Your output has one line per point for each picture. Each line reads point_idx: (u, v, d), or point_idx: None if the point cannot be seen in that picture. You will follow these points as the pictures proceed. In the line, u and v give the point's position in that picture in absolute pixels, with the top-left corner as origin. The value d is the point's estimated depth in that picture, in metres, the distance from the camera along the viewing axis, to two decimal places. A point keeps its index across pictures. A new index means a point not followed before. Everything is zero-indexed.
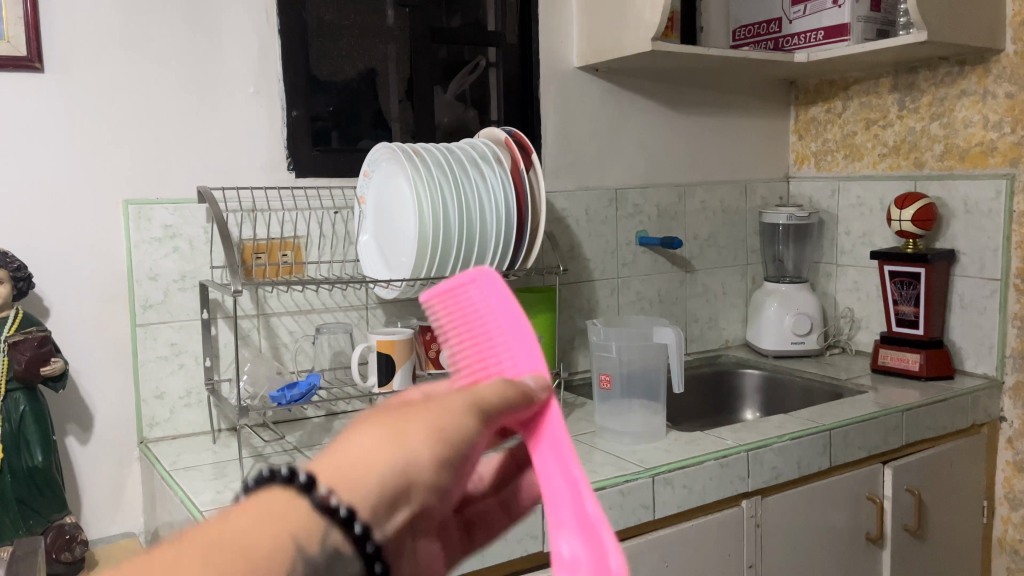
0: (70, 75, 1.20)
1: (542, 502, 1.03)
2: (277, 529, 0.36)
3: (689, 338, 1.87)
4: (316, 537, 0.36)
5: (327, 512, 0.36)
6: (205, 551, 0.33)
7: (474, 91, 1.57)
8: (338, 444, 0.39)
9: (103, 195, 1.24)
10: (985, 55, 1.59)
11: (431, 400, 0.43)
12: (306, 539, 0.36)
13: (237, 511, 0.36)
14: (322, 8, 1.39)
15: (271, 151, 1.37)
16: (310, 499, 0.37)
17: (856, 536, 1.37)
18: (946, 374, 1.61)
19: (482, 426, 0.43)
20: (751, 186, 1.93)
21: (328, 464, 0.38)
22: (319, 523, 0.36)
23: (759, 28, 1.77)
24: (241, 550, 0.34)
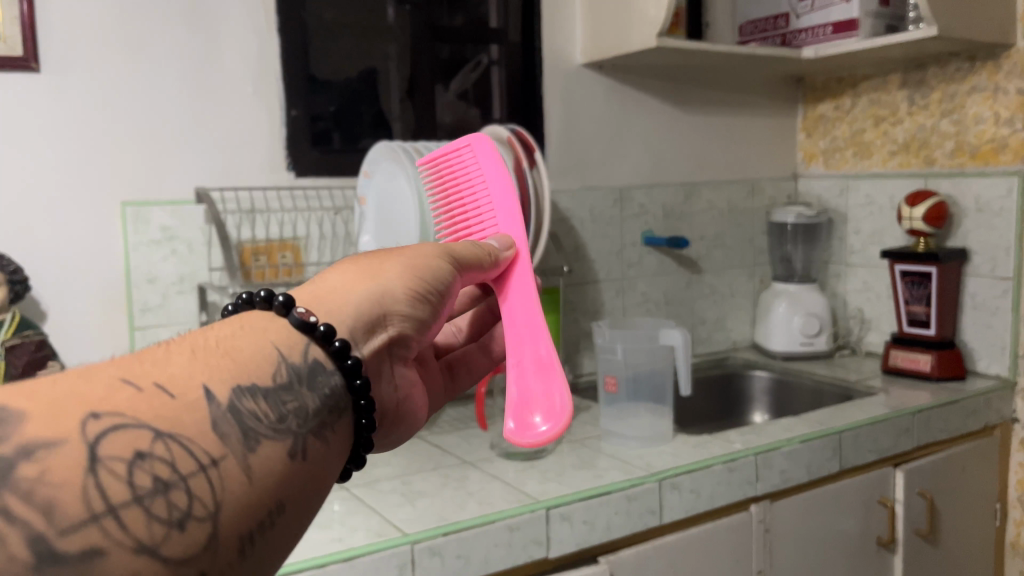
0: (66, 75, 1.18)
1: (547, 508, 1.01)
2: (262, 338, 0.51)
3: (696, 340, 1.84)
4: (299, 347, 0.51)
5: (308, 324, 0.52)
6: (198, 349, 0.47)
7: (477, 89, 1.53)
8: (325, 280, 0.58)
9: (99, 197, 1.22)
10: (996, 50, 1.56)
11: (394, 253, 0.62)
12: (289, 344, 0.51)
13: (240, 322, 0.52)
14: (322, 6, 1.36)
15: (270, 152, 1.35)
16: (291, 312, 0.52)
17: (868, 541, 1.35)
18: (958, 374, 1.58)
19: (433, 274, 0.62)
20: (758, 185, 1.91)
21: (317, 287, 0.57)
22: (298, 335, 0.52)
23: (765, 25, 1.75)
24: (231, 354, 0.48)
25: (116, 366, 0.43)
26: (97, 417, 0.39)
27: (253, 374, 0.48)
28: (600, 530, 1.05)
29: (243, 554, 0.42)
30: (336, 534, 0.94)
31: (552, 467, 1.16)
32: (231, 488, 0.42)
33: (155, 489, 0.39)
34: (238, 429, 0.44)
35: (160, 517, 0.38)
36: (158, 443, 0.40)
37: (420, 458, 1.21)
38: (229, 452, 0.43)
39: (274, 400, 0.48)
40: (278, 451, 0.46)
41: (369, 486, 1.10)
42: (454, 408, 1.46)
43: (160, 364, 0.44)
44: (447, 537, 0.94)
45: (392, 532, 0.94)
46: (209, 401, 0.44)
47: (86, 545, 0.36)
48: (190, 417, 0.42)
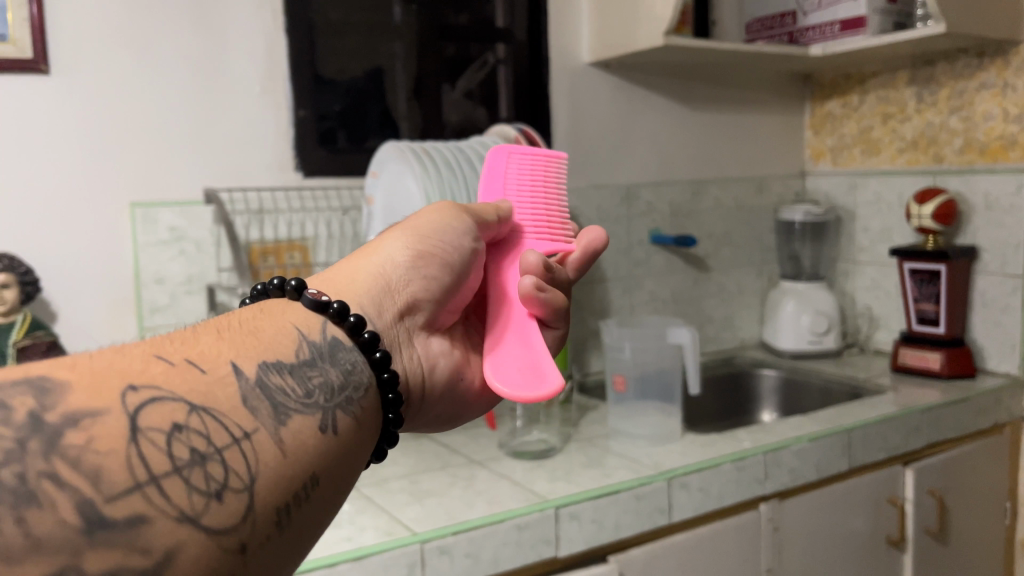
0: (74, 77, 1.18)
1: (555, 507, 1.01)
2: (283, 319, 0.55)
3: (704, 338, 1.84)
4: (317, 326, 0.56)
5: (321, 304, 0.56)
6: (224, 329, 0.51)
7: (482, 89, 1.53)
8: (339, 267, 0.65)
9: (108, 198, 1.22)
10: (1004, 46, 1.55)
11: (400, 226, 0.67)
12: (308, 324, 0.55)
13: (261, 308, 0.57)
14: (328, 5, 1.37)
15: (277, 152, 1.35)
16: (302, 294, 0.57)
17: (878, 539, 1.34)
18: (968, 372, 1.57)
19: (437, 235, 0.66)
20: (766, 183, 1.90)
21: (330, 274, 0.64)
22: (315, 314, 0.56)
23: (772, 22, 1.74)
24: (256, 334, 0.52)
25: (151, 344, 0.47)
26: (135, 388, 0.42)
27: (278, 351, 0.52)
28: (609, 529, 1.05)
29: (282, 526, 0.44)
30: (346, 534, 0.94)
31: (560, 466, 1.16)
32: (265, 461, 0.45)
33: (193, 460, 0.41)
34: (269, 404, 0.47)
35: (198, 487, 0.41)
36: (193, 416, 0.43)
37: (429, 457, 1.21)
38: (261, 425, 0.46)
39: (300, 376, 0.51)
40: (309, 424, 0.49)
41: (378, 485, 1.10)
42: None
43: (192, 344, 0.48)
44: (456, 536, 0.94)
45: (401, 532, 0.94)
46: (239, 376, 0.47)
47: (132, 511, 0.38)
48: (221, 390, 0.45)
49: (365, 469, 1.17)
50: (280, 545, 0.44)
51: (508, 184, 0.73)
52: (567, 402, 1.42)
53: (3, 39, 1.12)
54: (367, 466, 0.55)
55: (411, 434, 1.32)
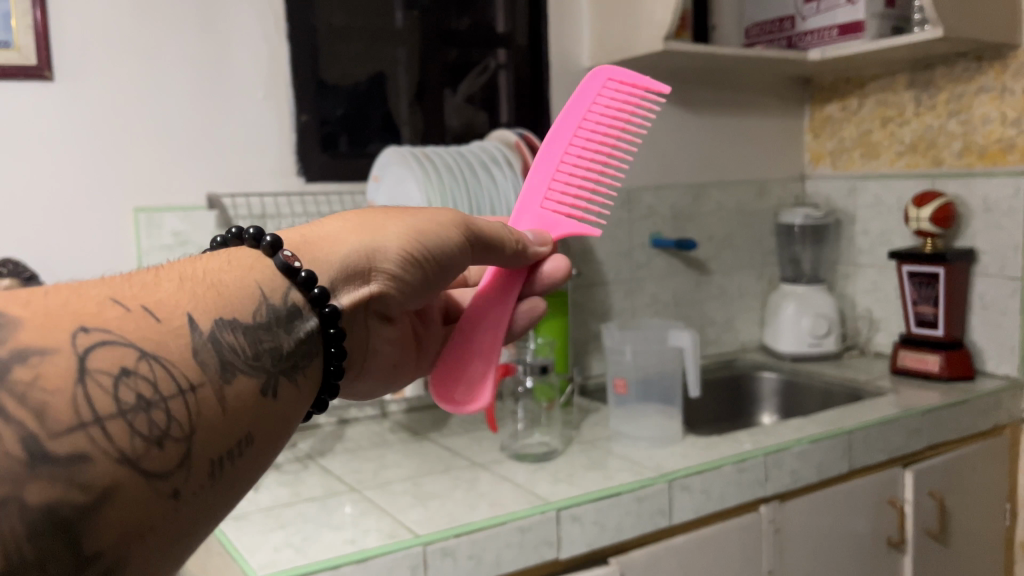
0: (80, 83, 1.19)
1: (557, 509, 1.02)
2: (247, 275, 0.55)
3: (705, 341, 1.85)
4: (280, 290, 0.55)
5: (291, 269, 0.56)
6: (186, 278, 0.52)
7: (484, 94, 1.54)
8: (325, 227, 0.62)
9: (112, 202, 1.23)
10: (1002, 50, 1.56)
11: (406, 214, 0.65)
12: (272, 286, 0.55)
13: (227, 257, 0.57)
14: (331, 12, 1.38)
15: (281, 157, 1.36)
16: (277, 254, 0.56)
17: (878, 541, 1.35)
18: (968, 375, 1.57)
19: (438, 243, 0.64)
20: (766, 186, 1.91)
21: (313, 232, 0.61)
22: (281, 277, 0.56)
23: (772, 26, 1.75)
24: (214, 287, 0.52)
25: (109, 287, 0.48)
26: (87, 330, 0.43)
27: (237, 306, 0.52)
28: (610, 531, 1.06)
29: (213, 477, 0.46)
30: (349, 536, 0.95)
31: (562, 468, 1.16)
32: (206, 414, 0.46)
33: (137, 405, 0.43)
34: (218, 360, 0.48)
35: (141, 432, 0.43)
36: (143, 362, 0.44)
37: (432, 459, 1.22)
38: (207, 380, 0.47)
39: (252, 336, 0.52)
40: (252, 385, 0.50)
41: (381, 488, 1.10)
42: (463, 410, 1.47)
43: (151, 291, 0.49)
44: (459, 538, 0.95)
45: (404, 533, 0.95)
46: (192, 330, 0.48)
47: (75, 448, 0.40)
48: (172, 341, 0.47)
49: (368, 471, 1.17)
50: (212, 494, 0.46)
51: (593, 105, 0.77)
52: (567, 405, 1.48)
53: (9, 46, 1.13)
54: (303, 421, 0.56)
55: (413, 437, 1.33)
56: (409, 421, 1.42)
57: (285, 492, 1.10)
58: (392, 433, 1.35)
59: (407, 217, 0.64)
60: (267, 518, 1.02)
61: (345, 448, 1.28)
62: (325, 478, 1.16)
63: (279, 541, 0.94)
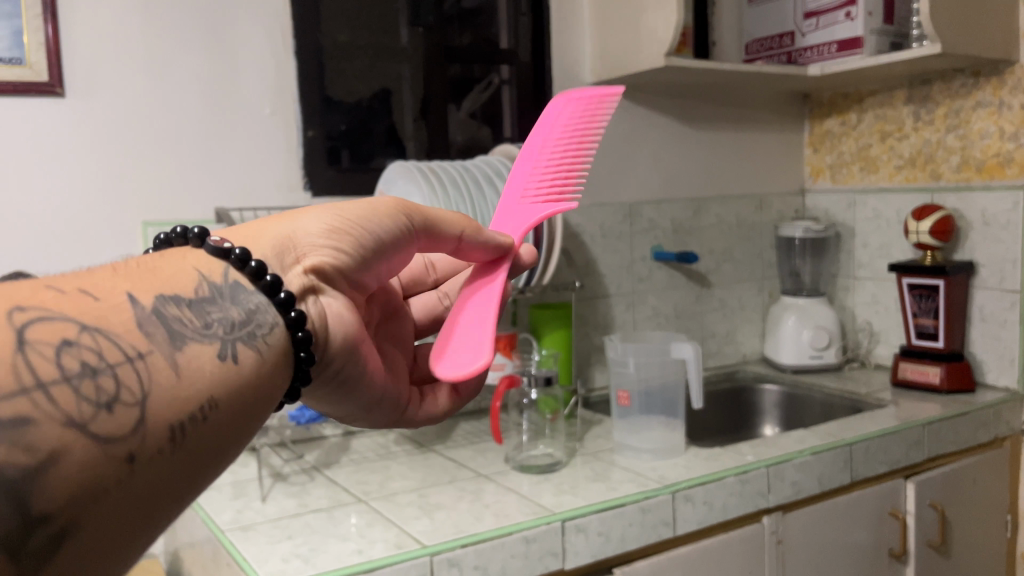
0: (90, 98, 1.21)
1: (562, 520, 1.03)
2: (186, 261, 0.54)
3: (707, 353, 1.86)
4: (219, 271, 0.54)
5: (224, 251, 0.54)
6: (122, 267, 0.51)
7: (486, 109, 1.56)
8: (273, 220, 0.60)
9: (120, 216, 1.25)
10: (999, 66, 1.58)
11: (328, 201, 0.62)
12: (211, 267, 0.54)
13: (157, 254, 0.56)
14: (337, 29, 1.40)
15: (288, 171, 1.38)
16: (206, 242, 0.56)
17: (880, 552, 1.36)
18: (967, 387, 1.59)
19: (366, 216, 0.61)
20: (766, 200, 1.93)
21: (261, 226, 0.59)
22: (216, 261, 0.54)
23: (771, 42, 1.77)
24: (153, 271, 0.51)
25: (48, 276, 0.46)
26: (23, 309, 0.42)
27: (177, 286, 0.51)
28: (614, 542, 1.07)
29: (172, 440, 0.44)
30: (356, 546, 0.96)
31: (566, 480, 1.17)
32: (159, 380, 0.45)
33: (82, 372, 0.42)
34: (164, 331, 0.47)
35: (88, 397, 0.41)
36: (85, 334, 0.43)
37: (436, 471, 1.23)
38: (156, 348, 0.46)
39: (198, 311, 0.50)
40: (206, 353, 0.48)
41: (387, 499, 1.11)
42: (467, 422, 1.48)
43: (90, 278, 0.48)
44: (465, 549, 0.96)
45: (411, 544, 0.96)
46: (134, 305, 0.47)
47: (18, 413, 0.38)
48: (114, 315, 0.45)
49: (373, 483, 1.18)
50: (172, 459, 0.44)
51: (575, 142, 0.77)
52: (570, 416, 1.49)
53: (21, 63, 1.15)
54: (274, 407, 0.54)
55: (418, 449, 1.34)
56: (413, 433, 1.43)
57: (292, 504, 1.11)
58: (397, 445, 1.36)
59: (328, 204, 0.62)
60: (275, 529, 1.02)
61: (351, 460, 1.29)
62: (331, 489, 1.17)
63: (287, 552, 0.95)
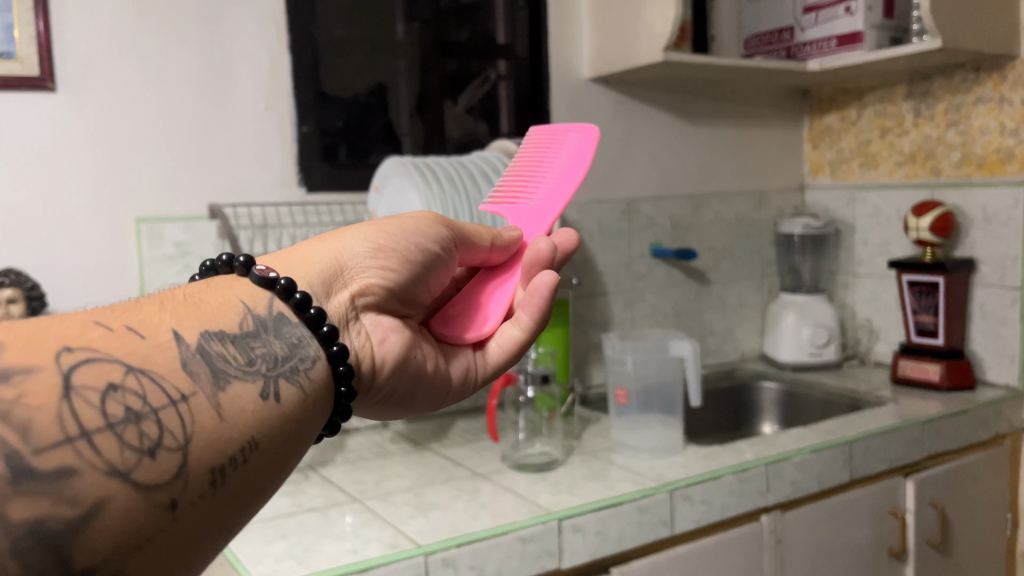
0: (83, 94, 1.20)
1: (559, 519, 1.01)
2: (230, 292, 0.57)
3: (706, 351, 1.85)
4: (263, 302, 0.57)
5: (269, 281, 0.58)
6: (168, 301, 0.53)
7: (484, 105, 1.55)
8: (305, 245, 0.65)
9: (114, 213, 1.24)
10: (1000, 61, 1.57)
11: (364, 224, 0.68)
12: (255, 300, 0.57)
13: (207, 283, 0.59)
14: (332, 23, 1.38)
15: (282, 167, 1.36)
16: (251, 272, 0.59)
17: (880, 551, 1.35)
18: (967, 385, 1.58)
19: (404, 235, 0.67)
20: (766, 197, 1.92)
21: (298, 253, 0.64)
22: (261, 292, 0.58)
23: (770, 38, 1.76)
24: (199, 307, 0.54)
25: (96, 314, 0.49)
26: (70, 350, 0.44)
27: (221, 322, 0.53)
28: (612, 542, 1.06)
29: (214, 485, 0.46)
30: (351, 546, 0.95)
31: (563, 478, 1.16)
32: (201, 423, 0.46)
33: (127, 418, 0.43)
34: (208, 370, 0.49)
35: (131, 444, 0.43)
36: (130, 376, 0.45)
37: (432, 470, 1.22)
38: (200, 389, 0.47)
39: (243, 346, 0.53)
40: (250, 391, 0.50)
41: (382, 498, 1.10)
42: (464, 420, 1.47)
43: (137, 313, 0.50)
44: (461, 548, 0.95)
45: (406, 544, 0.95)
46: (178, 343, 0.49)
47: (61, 464, 0.40)
48: (159, 355, 0.47)
49: (369, 482, 1.17)
50: (212, 504, 0.46)
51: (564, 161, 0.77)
52: (568, 415, 1.44)
53: (11, 58, 1.14)
54: (314, 441, 0.56)
55: (414, 447, 1.33)
56: (409, 431, 1.42)
57: (286, 503, 1.10)
58: (393, 443, 1.35)
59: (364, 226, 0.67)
60: (268, 528, 1.01)
61: (346, 459, 1.28)
62: (326, 488, 1.15)
63: (280, 553, 0.94)
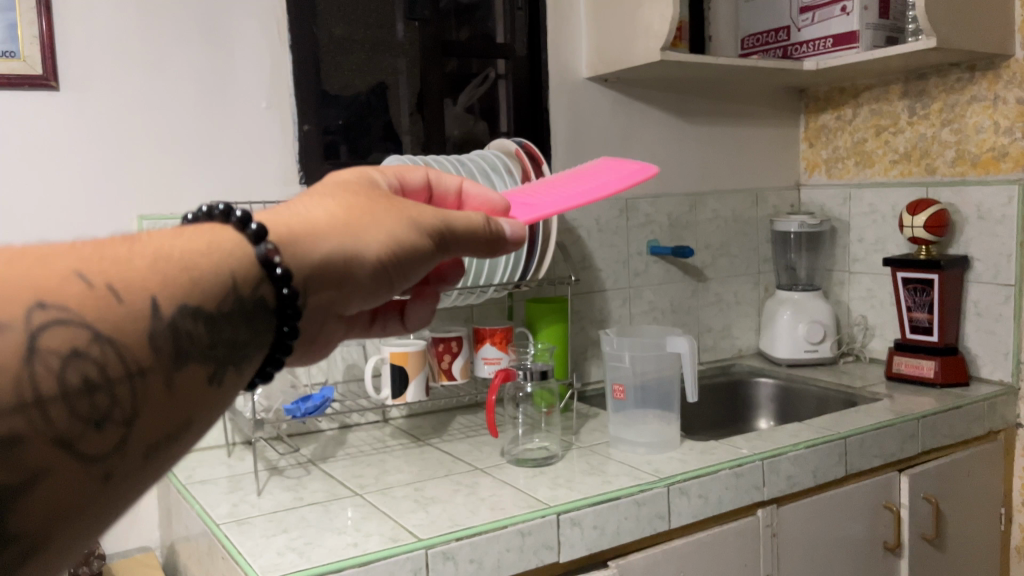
0: (85, 92, 1.21)
1: (557, 513, 1.03)
2: (225, 261, 0.49)
3: (703, 348, 1.87)
4: (251, 280, 0.49)
5: (267, 263, 0.50)
6: (163, 255, 0.45)
7: (483, 103, 1.57)
8: (306, 215, 0.56)
9: (115, 210, 1.25)
10: (995, 61, 1.59)
11: (387, 217, 0.59)
12: (247, 276, 0.49)
13: (200, 232, 0.50)
14: (333, 23, 1.39)
15: (283, 164, 1.38)
16: (259, 245, 0.51)
17: (874, 545, 1.36)
18: (962, 381, 1.60)
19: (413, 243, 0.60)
20: (763, 194, 1.93)
21: (297, 222, 0.55)
22: (256, 269, 0.50)
23: (768, 37, 1.77)
24: (190, 268, 0.46)
25: (74, 255, 0.42)
26: (44, 307, 0.39)
27: (206, 287, 0.46)
28: (609, 535, 1.07)
29: (148, 460, 0.43)
30: (352, 539, 0.96)
31: (562, 473, 1.18)
32: (153, 401, 0.43)
33: (80, 388, 0.39)
34: (172, 346, 0.44)
35: (81, 414, 0.39)
36: (96, 344, 0.40)
37: (432, 464, 1.23)
38: (158, 365, 0.43)
39: (214, 322, 0.47)
40: (202, 372, 0.45)
41: (383, 492, 1.12)
42: (463, 416, 1.48)
43: (125, 263, 0.43)
44: (460, 542, 0.96)
45: (406, 537, 0.96)
46: (154, 314, 0.43)
47: (9, 431, 0.37)
48: (131, 326, 0.42)
49: (369, 476, 1.19)
50: (144, 480, 0.43)
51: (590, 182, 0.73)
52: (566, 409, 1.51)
53: (15, 56, 1.15)
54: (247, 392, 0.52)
55: (414, 442, 1.34)
56: (409, 426, 1.43)
57: (288, 497, 1.12)
58: (393, 438, 1.37)
59: (387, 220, 0.59)
60: (271, 522, 1.03)
61: (347, 453, 1.30)
62: (327, 482, 1.17)
63: (282, 546, 0.95)
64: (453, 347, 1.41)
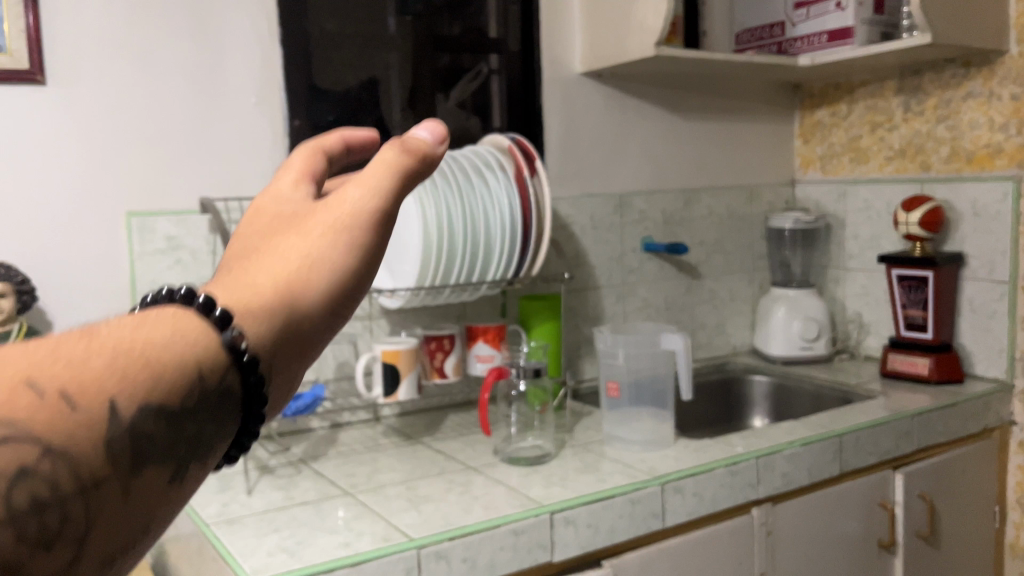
0: (73, 87, 1.19)
1: (550, 513, 1.02)
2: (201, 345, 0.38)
3: (697, 345, 1.86)
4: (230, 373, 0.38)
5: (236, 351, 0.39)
6: (128, 342, 0.34)
7: (475, 99, 1.54)
8: (248, 284, 0.45)
9: (104, 207, 1.23)
10: (990, 56, 1.58)
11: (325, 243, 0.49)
12: (223, 364, 0.38)
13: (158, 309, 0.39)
14: (324, 17, 1.37)
15: (271, 161, 1.36)
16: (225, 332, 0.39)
17: (869, 543, 1.36)
18: (955, 377, 1.59)
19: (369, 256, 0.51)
20: (757, 191, 1.92)
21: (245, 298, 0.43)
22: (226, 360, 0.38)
23: (762, 32, 1.76)
24: (157, 357, 0.35)
25: (16, 355, 0.31)
26: None
27: (180, 377, 0.35)
28: (603, 534, 1.06)
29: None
30: (343, 540, 0.95)
31: (556, 472, 1.17)
32: (111, 516, 0.33)
33: (27, 512, 0.30)
34: (134, 453, 0.33)
35: (25, 539, 0.30)
36: (47, 460, 0.30)
37: (424, 463, 1.22)
38: (118, 475, 0.33)
39: (190, 414, 0.36)
40: (172, 473, 0.35)
41: (375, 492, 1.11)
42: (456, 414, 1.47)
43: (81, 363, 0.32)
44: (453, 541, 0.95)
45: (399, 537, 0.95)
46: (116, 420, 0.32)
47: None
48: (88, 438, 0.31)
49: (362, 475, 1.17)
50: None
51: None
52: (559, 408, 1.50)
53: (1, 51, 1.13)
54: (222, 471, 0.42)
55: (406, 441, 1.33)
56: (402, 424, 1.42)
57: (278, 497, 1.10)
58: (385, 437, 1.36)
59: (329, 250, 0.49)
60: (261, 522, 1.01)
61: (339, 452, 1.28)
62: (318, 482, 1.16)
63: (272, 546, 0.94)
64: (445, 345, 1.40)
